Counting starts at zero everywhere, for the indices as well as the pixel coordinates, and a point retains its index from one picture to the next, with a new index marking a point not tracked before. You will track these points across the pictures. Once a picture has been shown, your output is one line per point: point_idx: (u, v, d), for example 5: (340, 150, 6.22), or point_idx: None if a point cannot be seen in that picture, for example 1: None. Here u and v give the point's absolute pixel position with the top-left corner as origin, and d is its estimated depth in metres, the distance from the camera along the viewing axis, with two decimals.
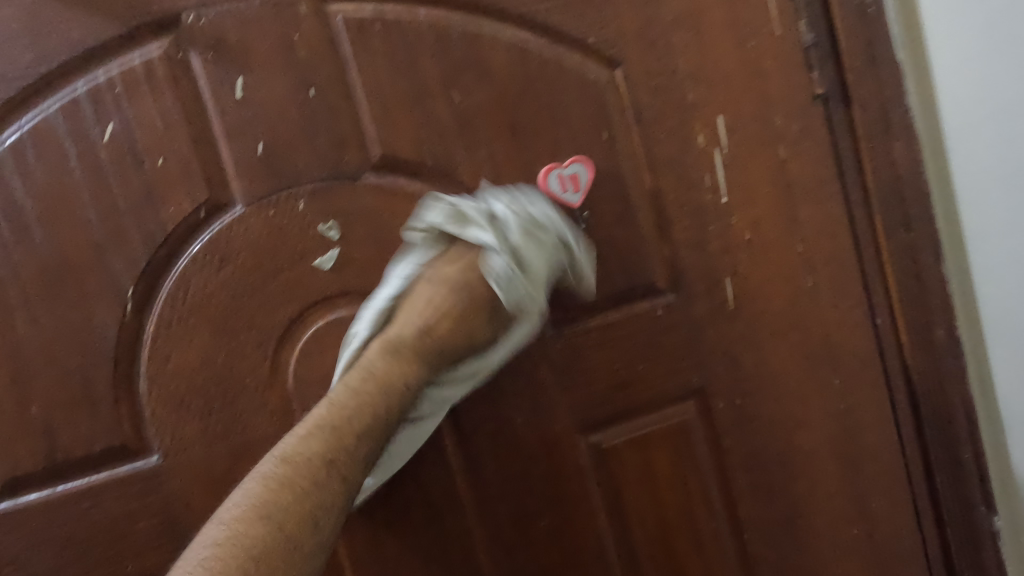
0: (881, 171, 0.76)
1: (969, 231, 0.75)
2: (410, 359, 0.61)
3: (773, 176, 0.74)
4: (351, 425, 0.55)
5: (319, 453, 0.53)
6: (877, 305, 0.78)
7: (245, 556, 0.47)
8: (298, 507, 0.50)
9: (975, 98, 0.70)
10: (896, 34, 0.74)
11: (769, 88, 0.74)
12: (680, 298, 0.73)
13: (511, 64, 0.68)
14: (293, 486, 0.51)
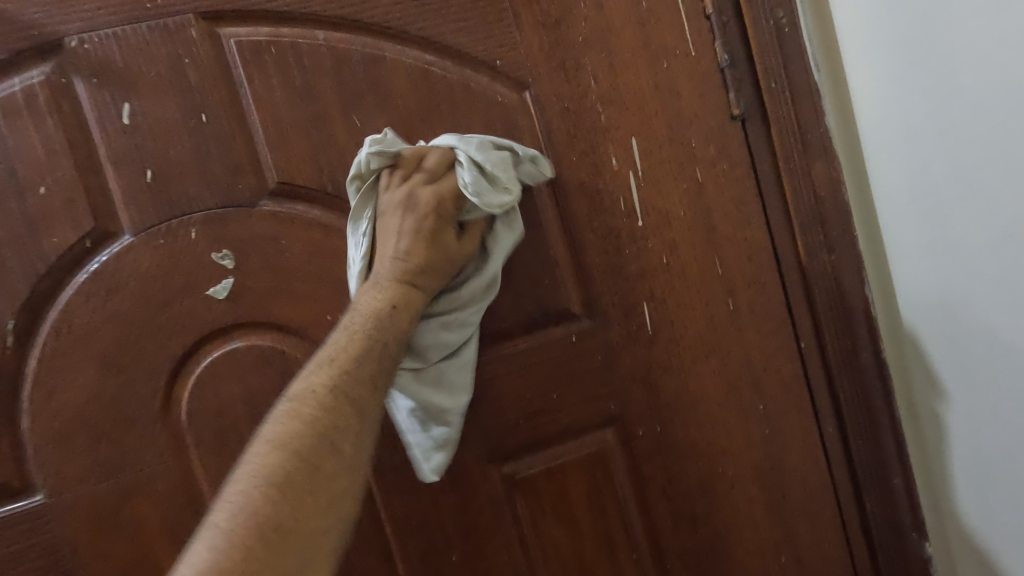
0: (802, 192, 0.75)
1: (890, 249, 0.75)
2: (404, 284, 0.58)
3: (690, 198, 0.73)
4: (352, 357, 0.53)
5: (328, 385, 0.52)
6: (801, 328, 0.77)
7: (277, 488, 0.45)
8: (324, 432, 0.49)
9: (885, 117, 0.70)
10: (814, 55, 0.75)
11: (684, 110, 0.73)
12: (595, 323, 0.72)
13: (415, 87, 0.67)
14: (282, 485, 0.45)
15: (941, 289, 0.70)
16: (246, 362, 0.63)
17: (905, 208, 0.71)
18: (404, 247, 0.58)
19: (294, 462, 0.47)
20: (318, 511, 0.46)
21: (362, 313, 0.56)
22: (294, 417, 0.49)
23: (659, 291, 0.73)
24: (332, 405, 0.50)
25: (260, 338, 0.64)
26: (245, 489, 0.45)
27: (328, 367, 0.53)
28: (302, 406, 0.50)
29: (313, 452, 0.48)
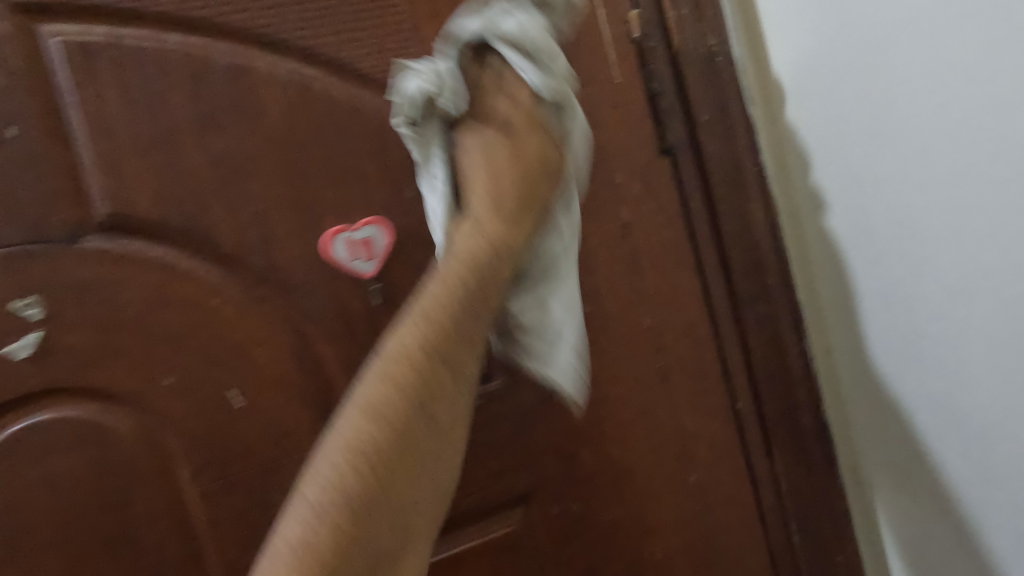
0: (737, 238, 0.68)
1: (831, 301, 0.68)
2: (478, 266, 0.47)
3: (614, 242, 0.65)
4: (421, 356, 0.44)
5: (383, 395, 0.43)
6: (738, 388, 0.69)
7: (330, 552, 0.40)
8: (379, 472, 0.42)
9: (826, 157, 0.63)
10: (747, 86, 0.68)
11: (607, 145, 0.65)
12: (506, 384, 0.61)
13: (291, 106, 0.56)
14: (348, 500, 0.41)
15: (911, 354, 0.62)
16: (55, 439, 0.51)
17: (868, 258, 0.63)
18: (490, 241, 0.48)
19: (339, 493, 0.41)
20: (405, 526, 0.43)
21: (442, 290, 0.46)
22: (368, 433, 0.42)
23: None
24: (420, 427, 0.44)
25: (73, 409, 0.52)
26: (337, 503, 0.41)
27: (388, 377, 0.43)
28: (377, 403, 0.43)
29: (408, 460, 0.43)
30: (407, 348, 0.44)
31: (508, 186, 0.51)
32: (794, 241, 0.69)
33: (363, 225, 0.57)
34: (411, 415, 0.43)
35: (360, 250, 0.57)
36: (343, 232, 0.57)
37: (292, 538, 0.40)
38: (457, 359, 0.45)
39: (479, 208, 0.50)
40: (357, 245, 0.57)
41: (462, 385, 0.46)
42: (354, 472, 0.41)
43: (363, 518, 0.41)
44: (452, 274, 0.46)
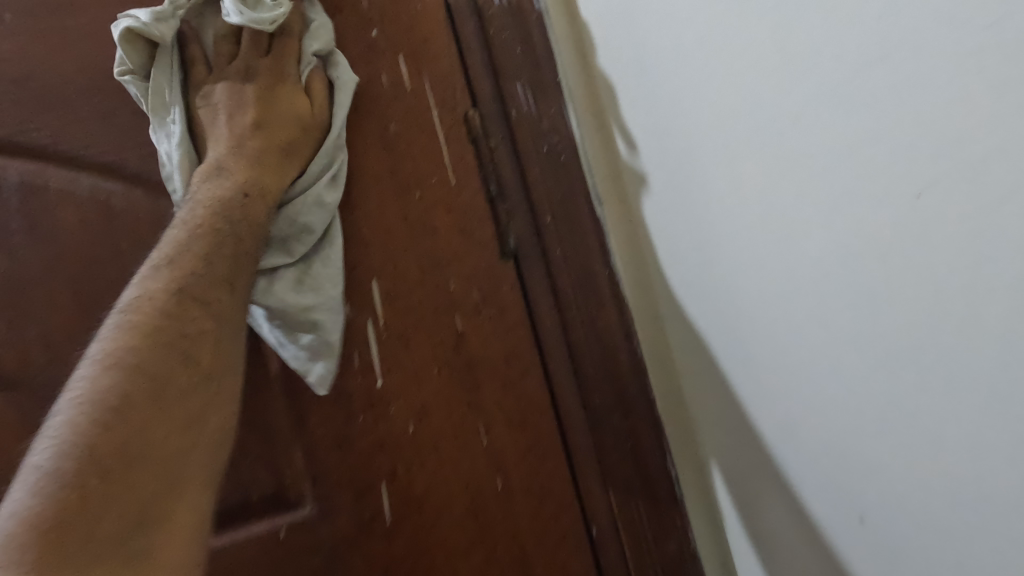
0: (588, 346, 0.63)
1: (694, 411, 0.62)
2: (273, 174, 0.54)
3: (447, 353, 0.61)
4: (192, 289, 0.46)
5: (165, 306, 0.45)
6: (592, 510, 0.63)
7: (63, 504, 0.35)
8: (148, 399, 0.41)
9: (668, 256, 0.58)
10: (594, 185, 0.64)
11: (440, 249, 0.61)
12: (318, 512, 0.57)
13: (87, 222, 0.55)
14: (101, 460, 0.37)
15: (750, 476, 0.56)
16: None
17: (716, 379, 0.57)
18: (234, 120, 0.55)
19: (88, 483, 0.36)
20: (158, 490, 0.40)
21: (214, 206, 0.50)
22: (103, 396, 0.39)
23: (403, 469, 0.59)
24: (177, 349, 0.44)
25: None
26: (28, 499, 0.35)
27: (135, 322, 0.43)
28: (102, 377, 0.40)
29: (141, 456, 0.39)
30: (143, 296, 0.45)
31: (263, 148, 0.54)
32: (652, 346, 0.64)
33: None
34: (176, 317, 0.45)
35: None
36: None
37: (22, 499, 0.35)
38: (232, 241, 0.49)
39: (224, 128, 0.55)
40: None
41: (219, 270, 0.48)
42: (103, 425, 0.38)
43: (108, 471, 0.37)
44: (210, 162, 0.53)
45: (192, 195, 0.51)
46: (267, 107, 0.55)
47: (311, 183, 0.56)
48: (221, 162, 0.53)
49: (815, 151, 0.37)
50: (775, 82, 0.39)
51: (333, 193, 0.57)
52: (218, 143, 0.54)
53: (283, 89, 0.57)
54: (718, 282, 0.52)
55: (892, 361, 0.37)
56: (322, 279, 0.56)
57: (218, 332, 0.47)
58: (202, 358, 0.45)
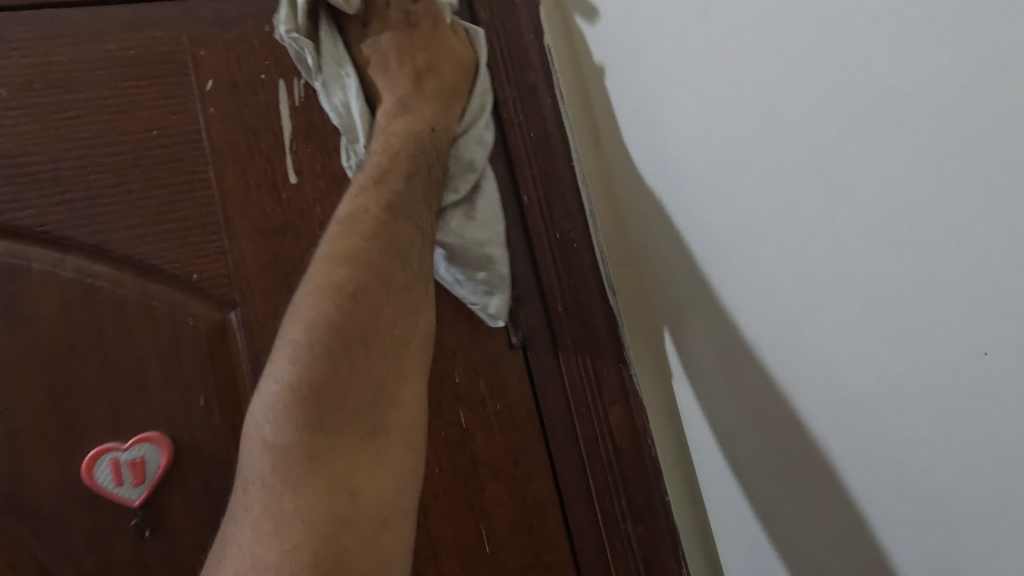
0: (596, 445, 0.59)
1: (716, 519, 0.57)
2: (436, 105, 0.58)
3: (450, 450, 0.57)
4: (394, 204, 0.51)
5: (366, 227, 0.49)
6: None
7: (307, 401, 0.41)
8: (368, 299, 0.45)
9: (695, 354, 0.54)
10: (609, 273, 0.61)
11: (445, 339, 0.58)
12: None
13: (69, 305, 0.51)
14: (316, 370, 0.42)
15: None
16: None
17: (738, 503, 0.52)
18: (406, 75, 0.58)
19: (315, 392, 0.41)
20: (375, 411, 0.43)
21: (393, 142, 0.54)
22: (318, 321, 0.43)
23: None
24: (385, 244, 0.49)
25: None
26: (279, 387, 0.42)
27: (345, 229, 0.49)
28: (314, 296, 0.45)
29: (366, 373, 0.43)
30: (354, 213, 0.50)
31: (428, 99, 0.58)
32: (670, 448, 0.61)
33: (133, 444, 0.50)
34: (396, 240, 0.49)
35: (125, 473, 0.50)
36: (109, 451, 0.49)
37: (265, 420, 0.41)
38: (427, 162, 0.55)
39: (396, 77, 0.59)
40: (123, 466, 0.50)
41: (402, 171, 0.53)
42: (325, 342, 0.43)
43: (334, 396, 0.42)
44: (395, 101, 0.57)
45: (384, 131, 0.56)
46: (428, 56, 0.59)
47: (482, 117, 0.60)
48: (405, 100, 0.57)
49: (857, 289, 0.35)
50: (822, 215, 0.37)
51: (490, 133, 0.60)
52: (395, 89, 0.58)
53: (442, 31, 0.60)
54: (748, 410, 0.48)
55: (939, 538, 0.34)
56: (488, 211, 0.59)
57: (422, 228, 0.51)
58: (407, 257, 0.49)
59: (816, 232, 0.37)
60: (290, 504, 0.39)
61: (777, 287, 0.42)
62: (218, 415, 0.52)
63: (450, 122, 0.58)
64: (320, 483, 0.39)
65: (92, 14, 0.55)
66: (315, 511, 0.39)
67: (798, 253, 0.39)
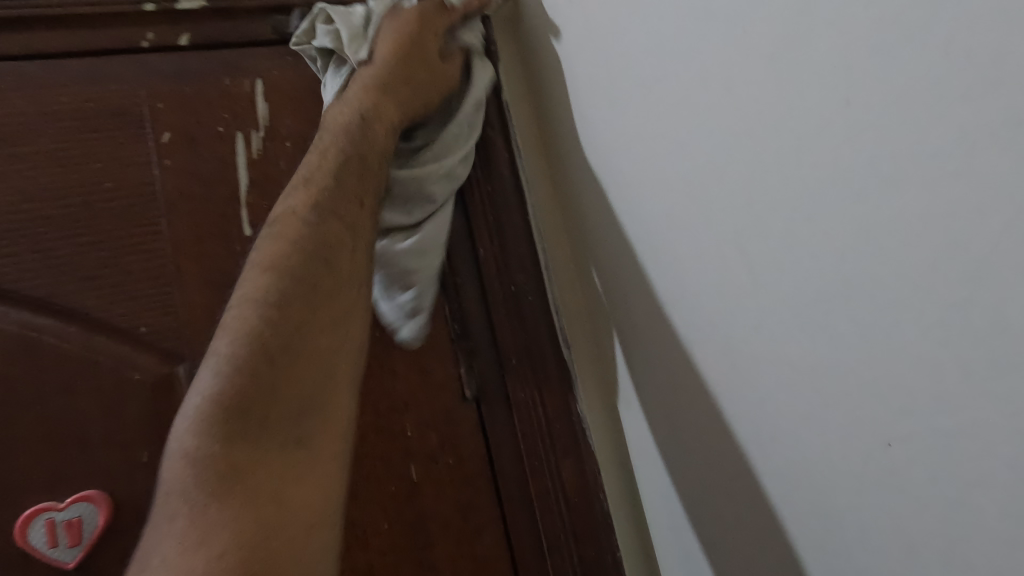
0: (549, 501, 0.59)
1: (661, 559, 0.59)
2: (398, 98, 0.55)
3: (400, 505, 0.57)
4: (329, 223, 0.48)
5: (308, 243, 0.46)
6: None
7: (226, 410, 0.39)
8: (307, 311, 0.44)
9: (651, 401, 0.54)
10: (562, 324, 0.63)
11: (397, 391, 0.58)
12: None
13: (11, 359, 0.51)
14: (238, 381, 0.40)
15: None
16: None
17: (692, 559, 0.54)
18: (366, 87, 0.54)
19: (235, 407, 0.39)
20: (318, 396, 0.43)
21: (331, 151, 0.51)
22: (268, 310, 0.43)
23: None
24: (314, 258, 0.46)
25: None
26: (206, 395, 0.40)
27: (281, 236, 0.47)
28: (256, 283, 0.45)
29: (302, 360, 0.43)
30: (290, 218, 0.48)
31: (387, 67, 0.55)
32: (623, 501, 0.62)
33: (71, 503, 0.49)
34: (329, 250, 0.47)
35: (61, 534, 0.49)
36: (46, 510, 0.48)
37: (186, 432, 0.39)
38: (366, 175, 0.51)
39: (359, 77, 0.55)
40: (59, 526, 0.49)
41: (353, 202, 0.50)
42: (260, 330, 0.42)
43: (260, 385, 0.40)
44: (349, 101, 0.54)
45: (326, 120, 0.54)
46: (399, 61, 0.55)
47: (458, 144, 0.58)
48: (360, 99, 0.53)
49: (782, 367, 0.36)
50: (747, 293, 0.38)
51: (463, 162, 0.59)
52: (364, 72, 0.55)
53: (443, 18, 0.58)
54: (705, 467, 0.48)
55: None
56: (428, 242, 0.56)
57: (354, 247, 0.48)
58: (336, 261, 0.47)
59: (745, 307, 0.38)
60: (213, 514, 0.36)
61: (717, 357, 0.43)
62: (161, 471, 0.52)
63: (399, 120, 0.54)
64: (246, 484, 0.38)
65: (48, 67, 0.55)
66: (242, 510, 0.36)
67: (732, 325, 0.40)
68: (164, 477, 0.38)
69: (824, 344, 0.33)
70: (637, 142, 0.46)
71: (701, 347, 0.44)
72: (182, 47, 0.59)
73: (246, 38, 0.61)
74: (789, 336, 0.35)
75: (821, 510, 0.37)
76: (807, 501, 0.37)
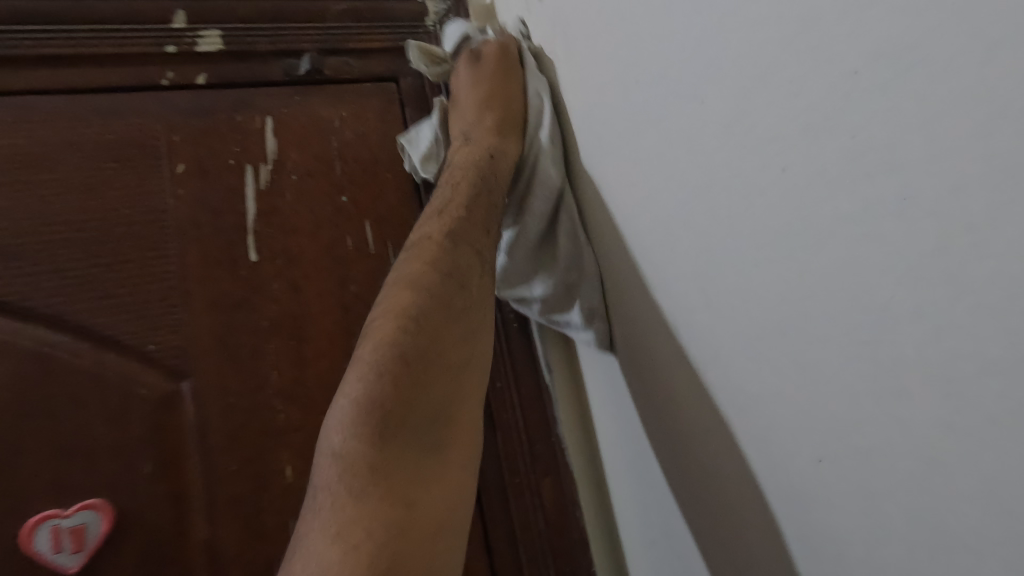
0: (527, 516, 0.62)
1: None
2: (500, 132, 0.59)
3: None
4: (442, 250, 0.49)
5: (449, 271, 0.48)
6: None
7: (380, 448, 0.39)
8: (460, 345, 0.46)
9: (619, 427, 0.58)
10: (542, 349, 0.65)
11: None
12: None
13: (23, 373, 0.53)
14: (412, 419, 0.41)
15: None
16: None
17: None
18: (484, 117, 0.59)
19: (377, 434, 0.39)
20: (436, 419, 0.42)
21: (455, 180, 0.55)
22: (382, 355, 0.42)
23: None
24: (441, 280, 0.47)
25: None
26: (346, 439, 0.39)
27: (415, 261, 0.49)
28: (385, 321, 0.44)
29: (422, 397, 0.42)
30: (428, 245, 0.50)
31: (491, 98, 0.60)
32: (597, 525, 0.64)
33: (76, 511, 0.52)
34: (429, 276, 0.47)
35: (65, 540, 0.51)
36: (52, 517, 0.51)
37: (330, 472, 0.39)
38: (484, 204, 0.54)
39: (482, 122, 0.59)
40: (63, 533, 0.51)
41: (477, 227, 0.52)
42: (390, 375, 0.41)
43: (398, 414, 0.40)
44: (461, 138, 0.59)
45: (452, 165, 0.58)
46: (494, 93, 0.60)
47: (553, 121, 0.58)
48: (468, 135, 0.59)
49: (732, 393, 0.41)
50: (704, 329, 0.42)
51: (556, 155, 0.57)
52: (464, 128, 0.60)
53: (488, 54, 0.61)
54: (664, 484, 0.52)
55: None
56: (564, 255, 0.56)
57: (478, 275, 0.50)
58: (466, 282, 0.49)
59: (700, 343, 0.43)
60: (363, 542, 0.35)
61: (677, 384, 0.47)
62: (161, 482, 0.55)
63: (513, 147, 0.58)
64: (390, 511, 0.37)
65: (73, 102, 0.60)
66: (381, 542, 0.35)
67: (690, 359, 0.44)
68: (298, 532, 0.38)
69: (765, 375, 0.37)
70: (611, 184, 0.51)
71: (664, 376, 0.48)
72: (199, 85, 0.64)
73: (258, 79, 0.66)
74: (737, 366, 0.40)
75: (769, 529, 0.40)
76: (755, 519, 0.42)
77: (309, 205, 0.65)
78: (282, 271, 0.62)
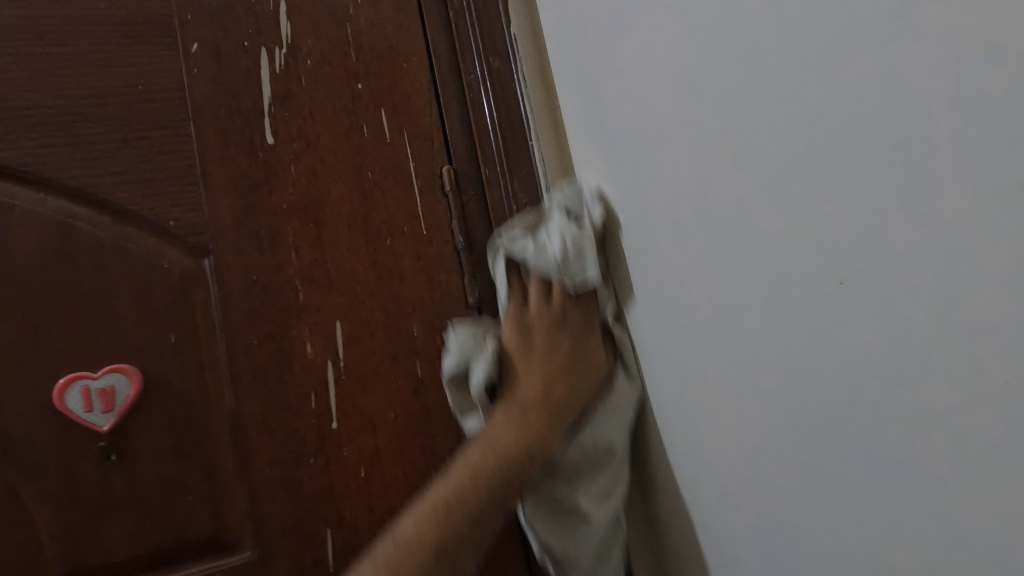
0: None
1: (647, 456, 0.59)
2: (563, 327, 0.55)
3: (404, 398, 0.61)
4: (516, 447, 0.52)
5: (523, 441, 0.52)
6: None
7: (427, 546, 0.48)
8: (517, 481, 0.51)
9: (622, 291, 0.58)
10: None
11: (404, 293, 0.63)
12: (256, 558, 0.55)
13: (47, 242, 0.54)
14: (433, 550, 0.48)
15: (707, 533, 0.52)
16: None
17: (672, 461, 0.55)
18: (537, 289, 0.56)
19: (420, 555, 0.48)
20: (442, 534, 0.49)
21: (535, 396, 0.54)
22: (463, 480, 0.51)
23: (349, 515, 0.58)
24: (496, 472, 0.51)
25: None
26: (399, 539, 0.49)
27: (469, 477, 0.51)
28: (468, 462, 0.52)
29: (465, 511, 0.50)
30: (490, 455, 0.52)
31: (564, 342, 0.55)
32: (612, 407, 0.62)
33: (105, 373, 0.53)
34: (488, 454, 0.52)
35: (96, 401, 0.52)
36: (81, 379, 0.52)
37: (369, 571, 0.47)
38: (554, 427, 0.53)
39: (543, 333, 0.56)
40: (94, 393, 0.52)
41: (549, 430, 0.53)
42: (452, 518, 0.49)
43: (441, 553, 0.48)
44: (518, 331, 0.56)
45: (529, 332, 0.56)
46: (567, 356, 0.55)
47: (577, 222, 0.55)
48: (529, 336, 0.56)
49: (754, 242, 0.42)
50: (727, 179, 0.42)
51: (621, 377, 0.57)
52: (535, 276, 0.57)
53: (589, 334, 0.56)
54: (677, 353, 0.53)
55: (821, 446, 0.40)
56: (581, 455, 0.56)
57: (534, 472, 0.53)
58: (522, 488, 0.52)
59: (722, 196, 0.43)
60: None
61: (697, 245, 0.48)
62: (186, 353, 0.56)
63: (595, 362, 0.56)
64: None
65: None
66: None
67: (709, 216, 0.44)
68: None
69: (787, 211, 0.38)
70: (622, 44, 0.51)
71: (678, 243, 0.48)
72: None
73: None
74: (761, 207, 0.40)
75: (782, 371, 0.41)
76: (767, 367, 0.42)
77: (326, 93, 0.64)
78: (301, 156, 0.62)
